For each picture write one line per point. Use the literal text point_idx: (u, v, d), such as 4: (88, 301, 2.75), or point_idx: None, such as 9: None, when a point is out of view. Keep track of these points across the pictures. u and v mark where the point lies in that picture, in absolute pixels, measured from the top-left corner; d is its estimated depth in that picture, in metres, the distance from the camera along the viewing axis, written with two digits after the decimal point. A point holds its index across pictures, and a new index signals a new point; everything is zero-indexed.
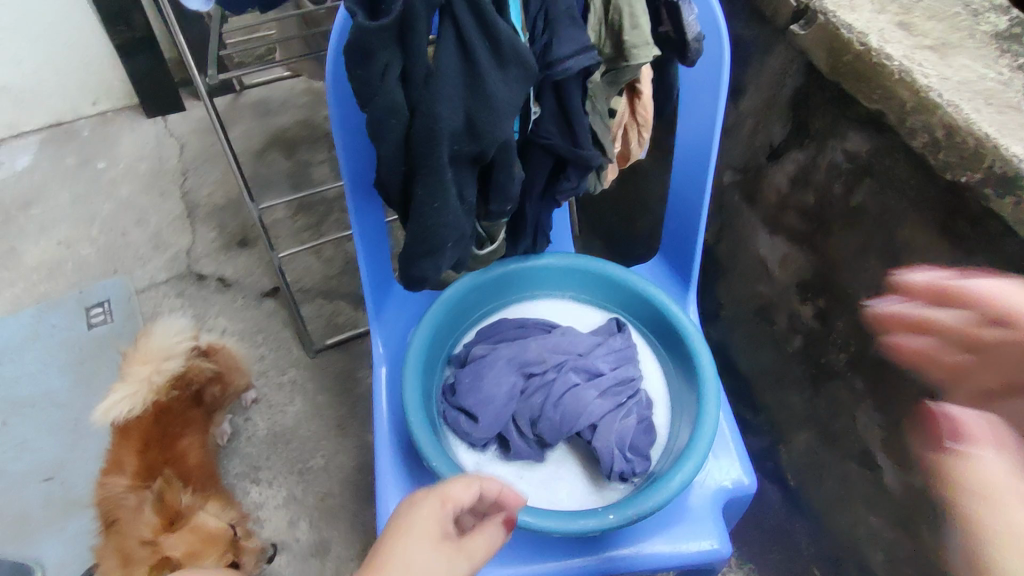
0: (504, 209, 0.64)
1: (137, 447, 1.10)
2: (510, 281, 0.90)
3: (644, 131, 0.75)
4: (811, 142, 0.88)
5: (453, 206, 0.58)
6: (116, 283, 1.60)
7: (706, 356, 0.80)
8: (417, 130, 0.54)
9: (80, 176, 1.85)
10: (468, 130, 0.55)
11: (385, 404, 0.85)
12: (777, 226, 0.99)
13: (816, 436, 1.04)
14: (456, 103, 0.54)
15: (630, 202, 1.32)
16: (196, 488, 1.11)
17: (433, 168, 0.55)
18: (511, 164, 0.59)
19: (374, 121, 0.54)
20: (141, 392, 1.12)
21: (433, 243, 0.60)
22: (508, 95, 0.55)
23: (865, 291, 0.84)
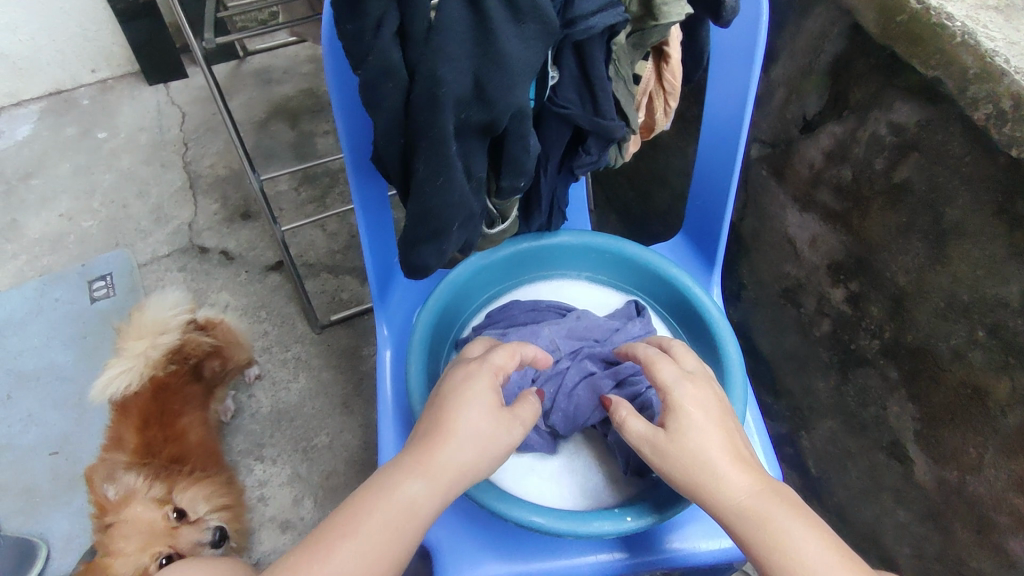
0: (516, 187, 0.58)
1: (136, 424, 1.05)
2: (523, 260, 0.86)
3: (672, 100, 0.68)
4: (850, 113, 0.81)
5: (459, 183, 0.52)
6: (118, 257, 1.57)
7: (733, 345, 0.76)
8: (420, 96, 0.48)
9: (81, 146, 1.80)
10: (478, 97, 0.49)
11: (389, 388, 0.81)
12: (808, 203, 0.93)
13: (842, 423, 1.00)
14: (464, 66, 0.48)
15: (648, 176, 1.26)
16: (195, 468, 1.08)
17: (440, 138, 0.49)
18: (527, 136, 0.53)
19: (372, 85, 0.49)
20: (138, 366, 1.08)
21: (436, 226, 0.54)
22: (527, 59, 0.49)
23: (904, 275, 0.79)
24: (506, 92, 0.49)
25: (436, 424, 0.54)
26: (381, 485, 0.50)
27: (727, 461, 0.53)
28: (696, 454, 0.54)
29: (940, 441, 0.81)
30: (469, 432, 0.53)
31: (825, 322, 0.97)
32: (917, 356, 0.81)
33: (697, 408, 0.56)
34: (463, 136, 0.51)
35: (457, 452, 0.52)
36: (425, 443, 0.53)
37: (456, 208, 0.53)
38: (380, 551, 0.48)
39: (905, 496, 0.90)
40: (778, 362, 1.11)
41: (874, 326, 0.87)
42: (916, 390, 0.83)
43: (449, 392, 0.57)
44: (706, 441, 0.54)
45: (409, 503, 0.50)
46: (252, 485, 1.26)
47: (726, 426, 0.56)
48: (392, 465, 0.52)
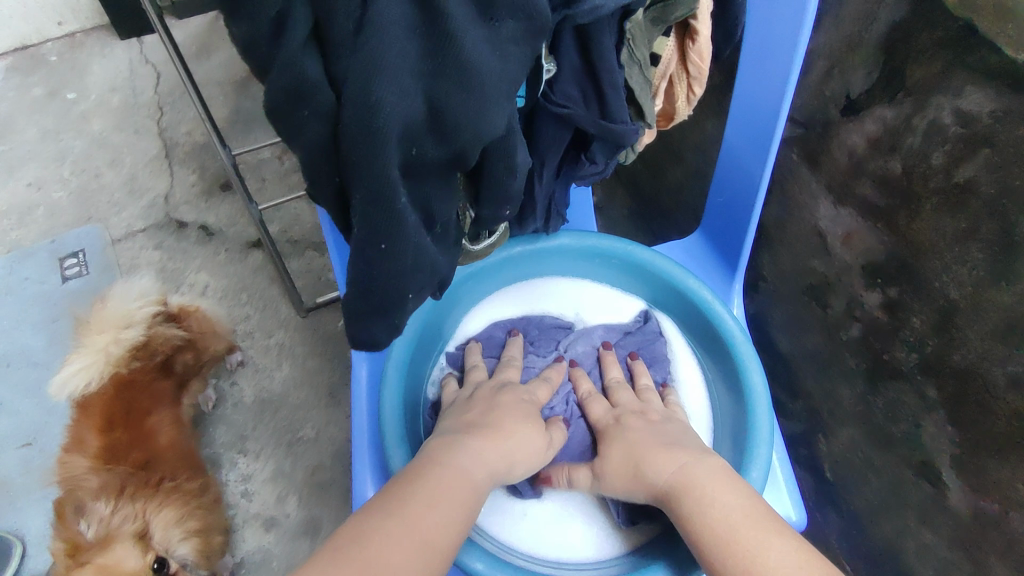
0: (499, 215, 0.49)
1: (98, 426, 0.98)
2: (520, 262, 0.83)
3: (697, 86, 0.56)
4: (905, 97, 0.69)
5: (417, 229, 0.42)
6: (90, 232, 1.46)
7: (758, 373, 0.73)
8: (353, 128, 0.37)
9: (48, 109, 1.64)
10: (433, 122, 0.40)
11: (364, 408, 0.76)
12: (845, 196, 0.81)
13: (865, 435, 0.89)
14: (410, 79, 0.38)
15: (662, 151, 1.13)
16: (164, 476, 1.00)
17: (386, 186, 0.39)
18: (510, 155, 0.44)
19: (282, 109, 0.39)
20: (98, 364, 0.99)
21: (385, 299, 0.44)
22: (502, 69, 0.40)
23: (956, 288, 0.69)
24: (471, 116, 0.39)
25: (486, 427, 0.62)
26: (447, 466, 0.55)
27: (654, 452, 0.62)
28: (630, 457, 0.64)
29: (981, 470, 0.72)
30: (511, 434, 0.62)
31: (855, 327, 0.86)
32: (963, 378, 0.71)
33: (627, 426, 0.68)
34: (417, 173, 0.42)
35: (500, 449, 0.60)
36: (476, 434, 0.60)
37: (413, 275, 0.44)
38: (451, 518, 0.52)
39: (930, 519, 0.80)
40: (798, 361, 1.00)
41: (913, 339, 0.77)
42: (959, 415, 0.73)
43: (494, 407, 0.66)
44: (634, 445, 0.65)
45: (471, 482, 0.55)
46: (234, 480, 1.19)
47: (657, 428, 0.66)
48: (451, 449, 0.58)
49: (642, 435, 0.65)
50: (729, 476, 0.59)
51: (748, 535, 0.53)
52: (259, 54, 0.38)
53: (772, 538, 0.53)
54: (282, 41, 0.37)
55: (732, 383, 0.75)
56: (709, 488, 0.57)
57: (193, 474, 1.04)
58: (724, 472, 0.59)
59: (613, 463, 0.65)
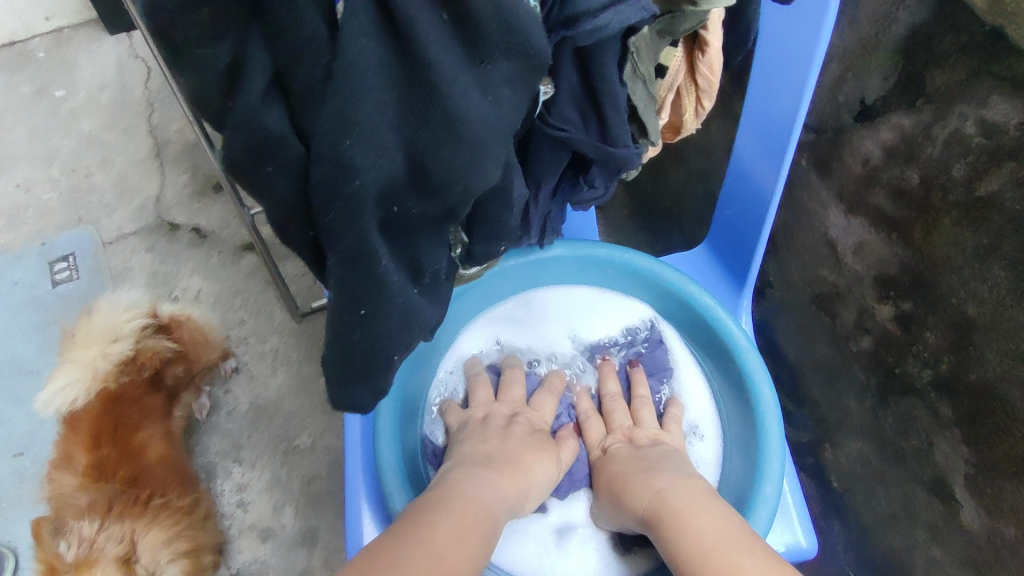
0: (493, 250, 0.48)
1: (86, 442, 0.95)
2: (515, 274, 0.80)
3: (706, 99, 0.53)
4: (925, 104, 0.67)
5: (400, 283, 0.41)
6: (81, 235, 1.42)
7: (768, 388, 0.71)
8: (330, 190, 0.36)
9: (36, 108, 1.59)
10: (418, 178, 0.38)
11: (359, 443, 0.74)
12: (857, 205, 0.78)
13: (874, 449, 0.86)
14: (389, 141, 0.35)
15: (668, 152, 1.09)
16: (154, 492, 0.98)
17: (366, 252, 0.38)
18: (506, 189, 0.42)
19: (247, 167, 0.37)
20: (86, 379, 0.97)
21: (367, 362, 0.43)
22: (495, 118, 0.37)
23: (974, 304, 0.66)
24: (459, 171, 0.37)
25: (509, 459, 0.63)
26: (467, 493, 0.57)
27: (631, 481, 0.64)
28: (615, 490, 0.66)
29: (997, 493, 0.69)
30: (526, 466, 0.63)
31: (865, 339, 0.83)
32: (979, 397, 0.68)
33: (608, 460, 0.70)
34: (403, 226, 0.41)
35: (516, 481, 0.61)
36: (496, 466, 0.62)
37: (401, 335, 0.43)
38: (474, 541, 0.52)
39: (941, 536, 0.77)
40: (806, 372, 0.96)
41: (927, 354, 0.74)
42: (975, 435, 0.70)
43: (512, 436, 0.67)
44: (617, 477, 0.67)
45: (490, 509, 0.56)
46: (229, 490, 1.17)
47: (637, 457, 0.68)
48: (469, 478, 0.59)
49: (623, 467, 0.67)
50: (704, 496, 0.59)
51: (723, 551, 0.53)
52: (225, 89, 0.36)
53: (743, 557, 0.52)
54: (238, 96, 0.35)
55: (740, 399, 0.73)
56: (682, 509, 0.58)
57: (185, 491, 1.01)
58: (698, 493, 0.60)
59: (606, 499, 0.68)
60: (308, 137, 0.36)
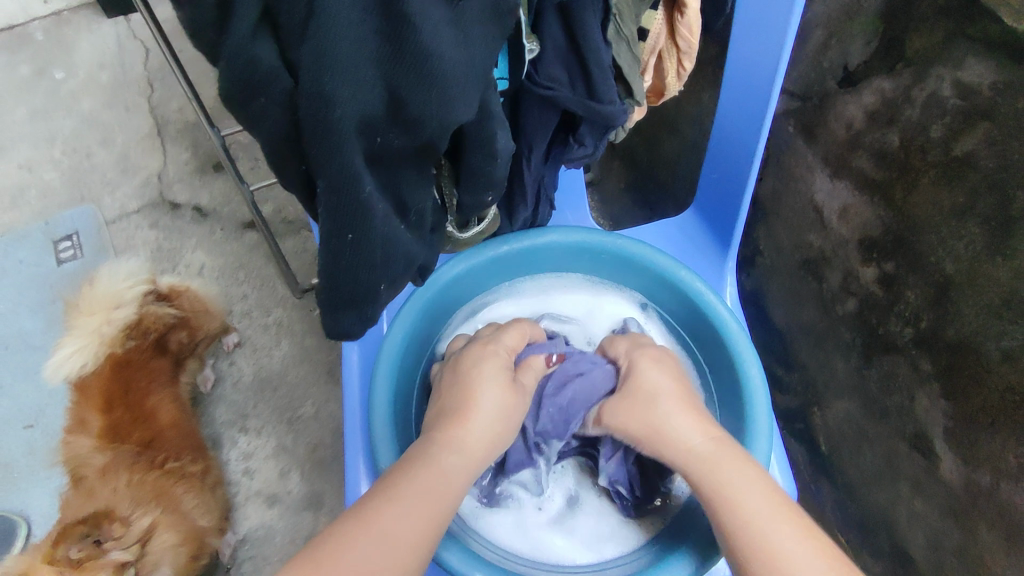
0: (480, 201, 0.50)
1: (99, 407, 0.98)
2: (506, 264, 0.81)
3: (687, 61, 0.57)
4: (904, 68, 0.69)
5: (385, 217, 0.43)
6: (84, 213, 1.44)
7: (756, 368, 0.72)
8: (313, 120, 0.38)
9: (36, 89, 1.60)
10: (396, 113, 0.40)
11: (356, 407, 0.76)
12: (841, 169, 0.81)
13: (859, 407, 0.88)
14: (367, 75, 0.38)
15: (660, 122, 1.11)
16: (168, 454, 1.01)
17: (350, 182, 0.40)
18: (490, 142, 0.45)
19: (239, 98, 0.39)
20: (92, 344, 0.99)
21: (356, 292, 0.45)
22: (469, 55, 0.39)
23: (951, 262, 0.69)
24: (434, 107, 0.39)
25: (454, 411, 0.59)
26: (417, 464, 0.54)
27: (677, 409, 0.61)
28: (641, 419, 0.61)
29: (975, 444, 0.72)
30: (482, 408, 0.59)
31: (851, 302, 0.85)
32: (956, 352, 0.71)
33: (637, 374, 0.65)
34: (388, 161, 0.43)
35: (473, 429, 0.57)
36: (449, 423, 0.58)
37: (384, 267, 0.45)
38: (416, 516, 0.50)
39: (923, 489, 0.80)
40: (794, 336, 0.98)
41: (908, 313, 0.76)
42: (952, 389, 0.73)
43: (464, 378, 0.62)
44: (650, 408, 0.61)
45: (442, 475, 0.53)
46: (236, 458, 1.21)
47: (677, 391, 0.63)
48: (426, 446, 0.56)
49: (657, 399, 0.62)
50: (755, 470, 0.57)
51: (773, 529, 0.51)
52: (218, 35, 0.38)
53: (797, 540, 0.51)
54: (231, 31, 0.37)
55: (727, 378, 0.75)
56: (730, 478, 0.55)
57: (197, 457, 1.04)
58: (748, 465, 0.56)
59: (623, 418, 0.63)
60: (297, 70, 0.38)
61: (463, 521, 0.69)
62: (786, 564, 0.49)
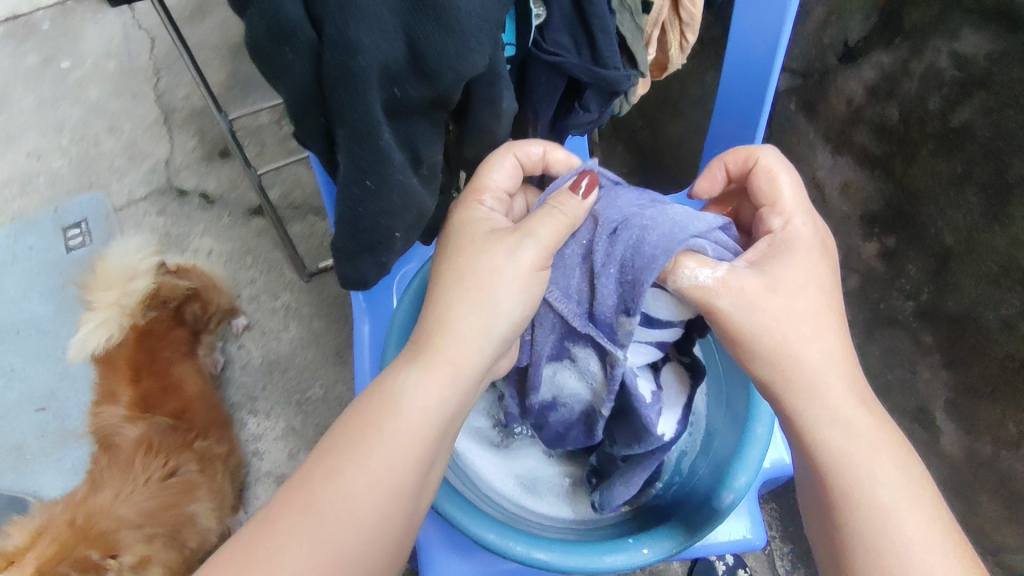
0: (483, 157, 0.52)
1: (128, 376, 1.00)
2: None
3: (689, 34, 0.58)
4: (903, 41, 0.71)
5: (403, 166, 0.45)
6: (93, 200, 1.46)
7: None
8: (336, 69, 0.39)
9: (44, 77, 1.61)
10: (414, 65, 0.41)
11: (367, 377, 0.77)
12: (843, 145, 0.81)
13: None
14: (389, 26, 0.39)
15: (663, 103, 1.11)
16: (198, 433, 1.01)
17: (369, 127, 0.41)
18: (496, 101, 0.46)
19: (264, 51, 0.40)
20: (115, 316, 1.02)
21: (377, 237, 0.48)
22: (485, 8, 0.40)
23: (949, 232, 0.70)
24: (452, 57, 0.40)
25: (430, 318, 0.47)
26: (374, 403, 0.45)
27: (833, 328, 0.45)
28: (778, 332, 0.45)
29: (975, 414, 0.73)
30: (467, 280, 0.47)
31: (852, 279, 0.85)
32: (957, 325, 0.72)
33: (790, 266, 0.47)
34: (404, 115, 0.44)
35: (456, 336, 0.47)
36: (418, 346, 0.47)
37: (399, 214, 0.47)
38: (376, 476, 0.43)
39: None
40: None
41: (909, 286, 0.77)
42: (953, 361, 0.74)
43: (451, 250, 0.50)
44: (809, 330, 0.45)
45: (410, 425, 0.44)
46: (247, 439, 1.22)
47: (829, 304, 0.46)
48: (392, 378, 0.46)
49: (814, 316, 0.45)
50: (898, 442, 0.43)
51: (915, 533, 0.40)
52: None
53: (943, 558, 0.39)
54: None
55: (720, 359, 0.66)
56: (874, 471, 0.41)
57: (223, 438, 1.04)
58: (890, 437, 0.43)
59: (770, 311, 0.45)
60: (320, 23, 0.38)
61: (466, 475, 0.63)
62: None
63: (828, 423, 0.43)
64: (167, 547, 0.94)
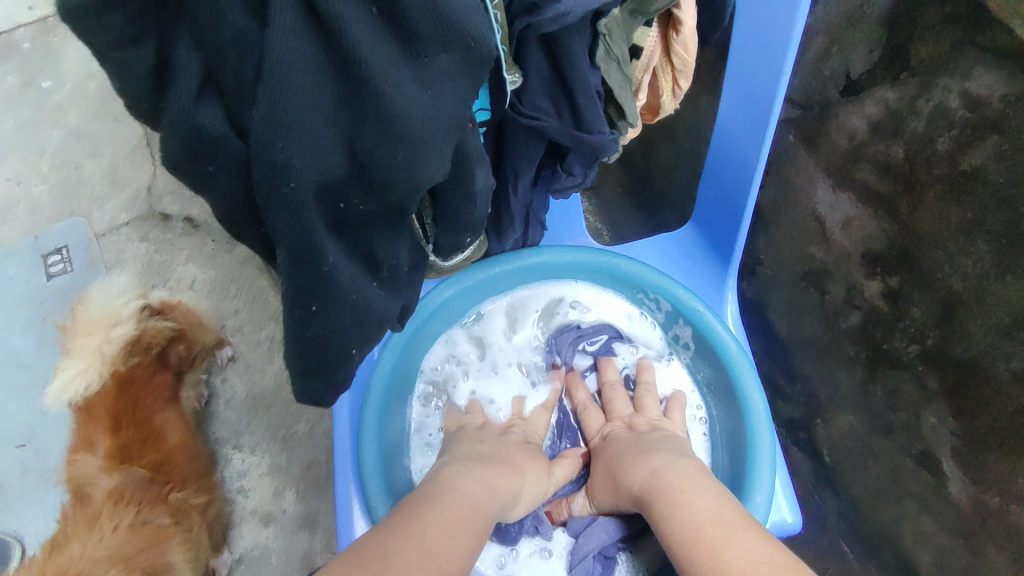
0: (458, 241, 0.50)
1: (106, 426, 0.95)
2: (503, 281, 0.79)
3: (682, 79, 0.54)
4: (910, 77, 0.67)
5: (352, 281, 0.41)
6: (73, 227, 1.41)
7: (757, 391, 0.72)
8: (268, 189, 0.36)
9: (23, 98, 1.52)
10: (360, 177, 0.38)
11: (346, 431, 0.74)
12: (845, 180, 0.78)
13: (864, 424, 0.85)
14: (325, 140, 0.36)
15: (658, 128, 1.07)
16: (174, 482, 0.99)
17: (312, 248, 0.38)
18: (468, 181, 0.43)
19: (185, 166, 0.38)
20: (94, 365, 0.96)
21: (323, 357, 0.43)
22: (439, 115, 0.36)
23: (958, 279, 0.67)
24: (403, 170, 0.37)
25: (472, 453, 0.65)
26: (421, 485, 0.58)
27: (629, 462, 0.65)
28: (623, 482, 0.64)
29: (983, 464, 0.70)
30: (500, 453, 0.66)
31: (854, 316, 0.83)
32: (965, 375, 0.69)
33: (611, 443, 0.71)
34: (353, 226, 0.41)
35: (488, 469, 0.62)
36: (451, 462, 0.63)
37: (355, 330, 0.43)
38: (467, 540, 0.51)
39: (931, 509, 0.77)
40: (796, 350, 0.95)
41: (913, 329, 0.74)
42: (961, 407, 0.70)
43: (475, 437, 0.69)
44: (630, 456, 0.66)
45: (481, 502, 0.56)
46: (231, 476, 1.18)
47: (644, 444, 0.67)
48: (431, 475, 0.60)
49: (637, 451, 0.66)
50: (698, 477, 0.59)
51: (710, 531, 0.52)
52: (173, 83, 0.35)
53: (738, 532, 0.51)
54: (189, 78, 0.35)
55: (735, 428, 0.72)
56: (692, 498, 0.56)
57: (201, 489, 1.04)
58: (705, 481, 0.58)
59: (604, 480, 0.68)
60: (244, 133, 0.36)
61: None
62: (727, 551, 0.50)
63: (661, 504, 0.57)
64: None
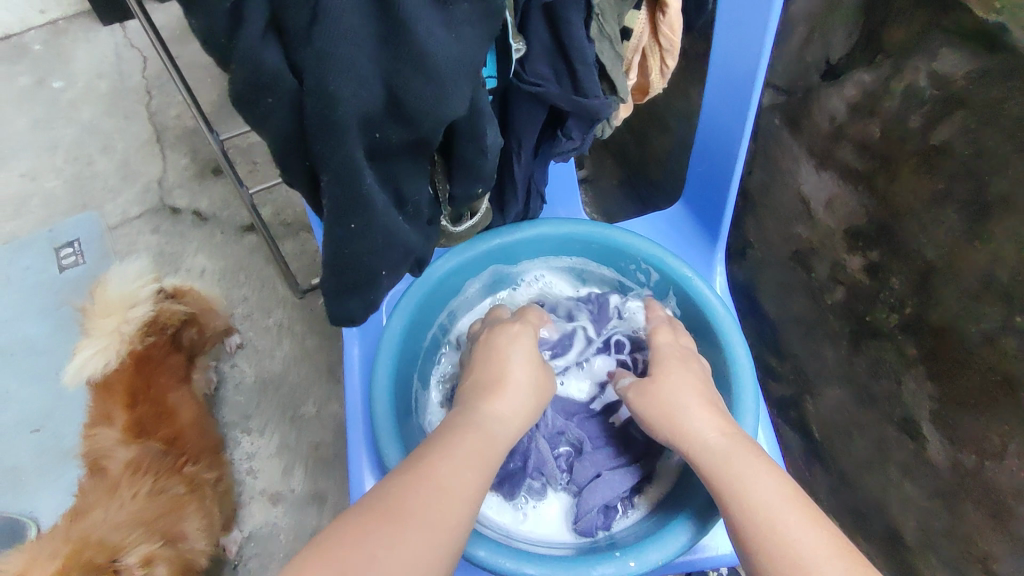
0: (471, 193, 0.53)
1: (123, 401, 0.99)
2: (504, 253, 0.84)
3: (669, 59, 0.59)
4: (885, 59, 0.71)
5: (384, 207, 0.46)
6: (86, 220, 1.45)
7: (743, 351, 0.75)
8: (319, 122, 0.40)
9: (37, 98, 1.57)
10: (394, 110, 0.42)
11: (357, 393, 0.79)
12: (827, 159, 0.83)
13: (850, 395, 0.89)
14: (366, 74, 0.40)
15: (650, 118, 1.12)
16: (189, 456, 1.03)
17: (353, 174, 0.43)
18: (480, 136, 0.47)
19: (244, 98, 0.41)
20: (112, 344, 1.01)
21: (355, 276, 0.49)
22: (460, 55, 0.42)
23: (934, 249, 0.71)
24: (432, 101, 0.42)
25: (489, 381, 0.65)
26: (459, 425, 0.59)
27: (689, 403, 0.64)
28: (670, 411, 0.64)
29: (959, 424, 0.73)
30: (515, 381, 0.65)
31: (839, 291, 0.87)
32: (940, 339, 0.73)
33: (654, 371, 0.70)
34: (385, 155, 0.46)
35: (503, 401, 0.63)
36: (482, 394, 0.63)
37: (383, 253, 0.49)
38: (469, 468, 0.55)
39: (915, 473, 0.81)
40: (786, 327, 0.99)
41: (893, 299, 0.78)
42: (938, 372, 0.74)
43: (497, 353, 0.68)
44: (675, 397, 0.65)
45: (494, 440, 0.59)
46: (240, 458, 1.22)
47: (688, 386, 0.66)
48: (467, 412, 0.61)
49: (684, 392, 0.65)
50: (748, 444, 0.59)
51: (765, 507, 0.54)
52: (221, 44, 0.39)
53: (805, 517, 0.52)
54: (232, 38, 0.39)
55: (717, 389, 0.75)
56: (750, 469, 0.57)
57: (213, 463, 1.06)
58: (755, 451, 0.59)
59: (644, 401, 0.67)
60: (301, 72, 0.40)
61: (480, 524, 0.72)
62: (782, 528, 0.52)
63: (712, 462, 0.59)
64: (169, 565, 0.93)
